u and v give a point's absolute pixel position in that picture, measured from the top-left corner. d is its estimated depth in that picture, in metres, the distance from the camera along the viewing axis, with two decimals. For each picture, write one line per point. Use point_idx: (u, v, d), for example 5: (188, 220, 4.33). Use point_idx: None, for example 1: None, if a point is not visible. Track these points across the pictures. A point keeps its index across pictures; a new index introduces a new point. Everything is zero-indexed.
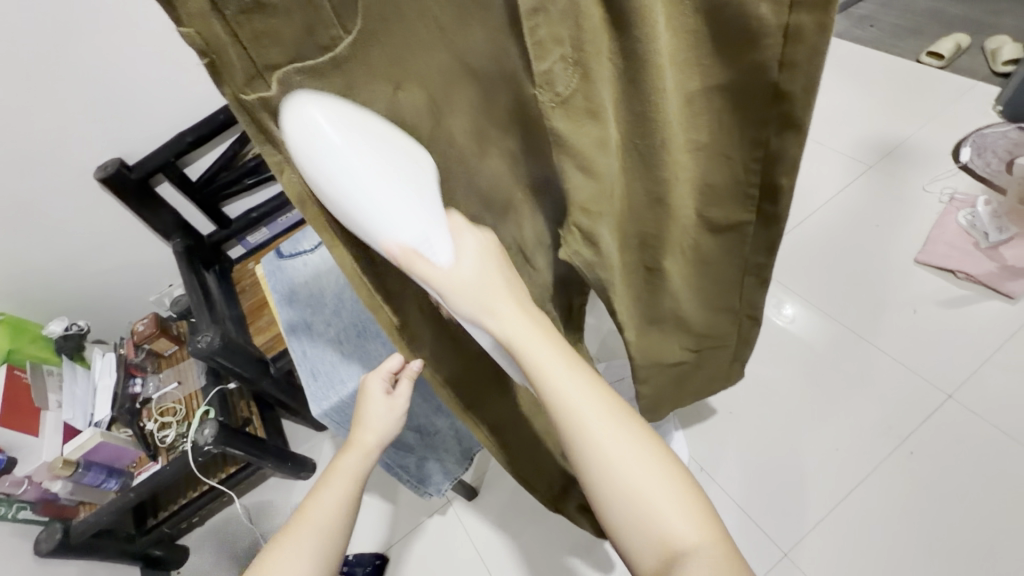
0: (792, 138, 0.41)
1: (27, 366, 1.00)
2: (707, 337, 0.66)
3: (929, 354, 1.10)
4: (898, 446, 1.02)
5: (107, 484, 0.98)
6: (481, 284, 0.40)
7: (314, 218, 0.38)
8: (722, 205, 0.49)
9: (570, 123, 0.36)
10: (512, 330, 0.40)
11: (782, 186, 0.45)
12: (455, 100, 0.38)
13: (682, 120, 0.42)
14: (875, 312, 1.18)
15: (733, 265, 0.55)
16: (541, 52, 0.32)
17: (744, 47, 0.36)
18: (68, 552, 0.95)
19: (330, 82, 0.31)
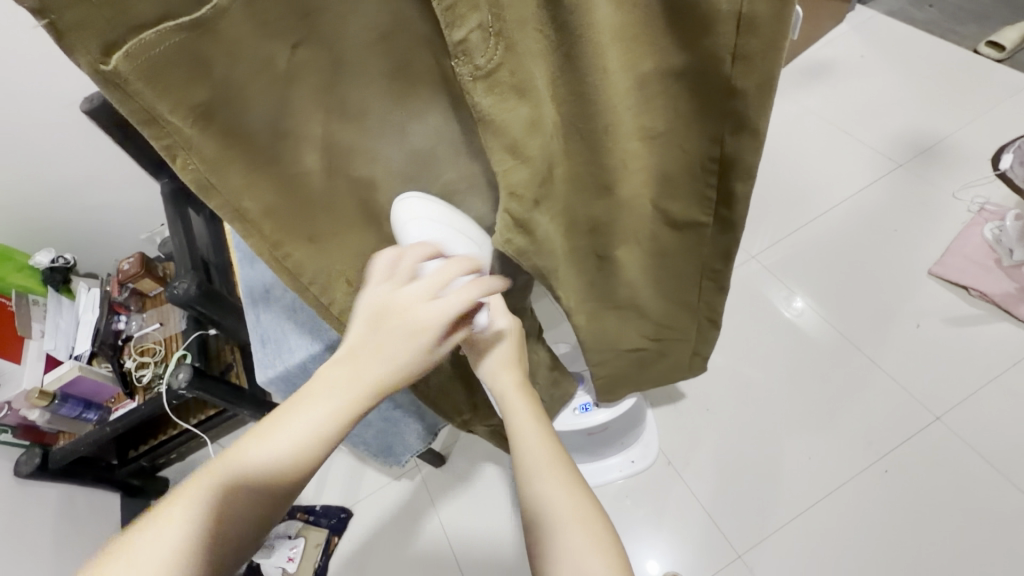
0: (750, 139, 0.38)
1: (13, 295, 1.01)
2: (668, 327, 0.65)
3: (924, 370, 1.05)
4: (874, 463, 0.99)
5: (86, 416, 1.01)
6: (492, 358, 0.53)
7: (222, 205, 0.36)
8: (682, 196, 0.46)
9: (495, 99, 0.34)
10: (510, 393, 0.52)
11: (736, 191, 0.43)
12: (360, 66, 0.35)
13: (632, 103, 0.39)
14: (876, 322, 1.12)
15: (687, 261, 0.53)
16: (454, 18, 0.30)
17: (694, 28, 0.34)
18: (45, 476, 0.98)
19: (217, 34, 0.28)
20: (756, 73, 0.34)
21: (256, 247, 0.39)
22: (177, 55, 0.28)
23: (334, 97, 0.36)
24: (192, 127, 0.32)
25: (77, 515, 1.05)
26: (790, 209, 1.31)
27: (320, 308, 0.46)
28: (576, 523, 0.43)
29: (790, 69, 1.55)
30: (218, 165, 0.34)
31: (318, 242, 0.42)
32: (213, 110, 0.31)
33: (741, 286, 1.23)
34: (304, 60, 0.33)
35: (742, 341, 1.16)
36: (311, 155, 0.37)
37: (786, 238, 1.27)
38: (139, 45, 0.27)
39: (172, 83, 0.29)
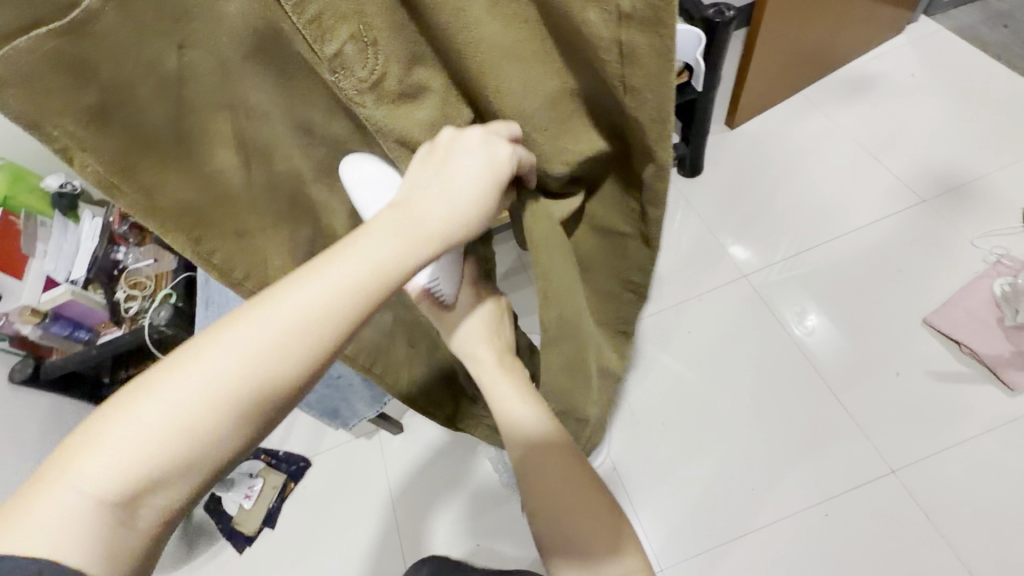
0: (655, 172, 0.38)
1: (22, 214, 1.07)
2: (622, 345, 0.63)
3: (892, 421, 1.02)
4: (816, 504, 0.98)
5: (77, 335, 1.08)
6: (475, 341, 0.51)
7: (130, 198, 0.36)
8: (607, 204, 0.47)
9: (387, 108, 0.37)
10: (504, 386, 0.50)
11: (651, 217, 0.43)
12: (245, 68, 0.36)
13: (540, 118, 0.38)
14: (856, 364, 1.09)
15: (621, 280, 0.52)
16: (320, 31, 0.33)
17: (590, 56, 0.33)
18: (37, 385, 1.08)
19: (97, 36, 0.30)
20: (650, 107, 0.33)
21: (178, 241, 0.40)
22: (52, 62, 0.29)
23: (238, 95, 0.38)
24: (87, 128, 0.33)
25: (63, 426, 1.14)
26: (796, 233, 1.25)
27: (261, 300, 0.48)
28: (561, 478, 0.48)
29: (832, 78, 1.44)
30: (126, 160, 0.35)
31: (245, 236, 0.44)
32: (108, 112, 0.33)
33: (726, 305, 1.20)
34: (194, 59, 0.34)
35: (713, 360, 1.15)
36: (225, 153, 0.39)
37: (786, 263, 1.22)
38: (13, 50, 0.28)
39: (55, 86, 0.30)
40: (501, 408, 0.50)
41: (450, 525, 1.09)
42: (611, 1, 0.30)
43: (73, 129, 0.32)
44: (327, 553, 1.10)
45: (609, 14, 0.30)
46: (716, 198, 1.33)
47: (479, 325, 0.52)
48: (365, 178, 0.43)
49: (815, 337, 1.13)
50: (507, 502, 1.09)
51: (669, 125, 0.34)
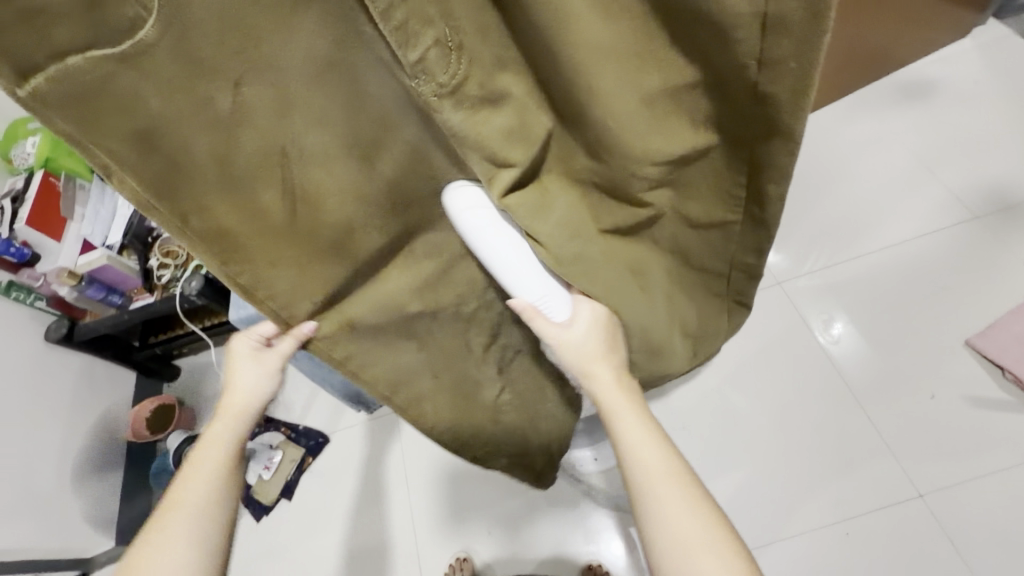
0: (778, 144, 0.42)
1: (62, 176, 1.09)
2: (699, 312, 0.71)
3: (924, 445, 0.99)
4: (836, 523, 0.96)
5: (110, 299, 1.12)
6: (585, 347, 0.57)
7: (173, 219, 0.41)
8: (699, 193, 0.52)
9: (464, 113, 0.41)
10: (610, 390, 0.57)
11: (768, 191, 0.47)
12: (312, 95, 0.42)
13: (638, 113, 0.43)
14: (888, 384, 1.05)
15: (714, 256, 0.60)
16: (405, 38, 0.37)
17: (715, 43, 0.38)
18: (72, 344, 1.11)
19: (136, 69, 0.34)
20: (782, 84, 0.38)
21: (207, 260, 0.44)
22: (100, 82, 0.34)
23: (294, 131, 0.43)
24: (129, 150, 0.38)
25: (95, 387, 1.18)
26: (837, 242, 1.20)
27: (282, 320, 0.52)
28: (669, 479, 0.51)
29: (888, 80, 1.37)
30: (161, 183, 0.40)
31: (276, 264, 0.48)
32: (155, 134, 0.38)
33: (757, 313, 1.17)
34: (247, 95, 0.39)
35: (740, 367, 1.12)
36: (270, 180, 0.44)
37: (823, 273, 1.18)
38: (62, 69, 0.33)
39: (104, 120, 0.36)
40: (611, 410, 0.56)
41: (465, 513, 1.07)
42: None
43: (107, 151, 0.37)
44: (338, 530, 1.11)
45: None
46: None
47: (585, 330, 0.57)
48: (470, 206, 0.53)
49: (841, 347, 1.10)
50: (523, 495, 1.07)
51: (811, 93, 0.37)
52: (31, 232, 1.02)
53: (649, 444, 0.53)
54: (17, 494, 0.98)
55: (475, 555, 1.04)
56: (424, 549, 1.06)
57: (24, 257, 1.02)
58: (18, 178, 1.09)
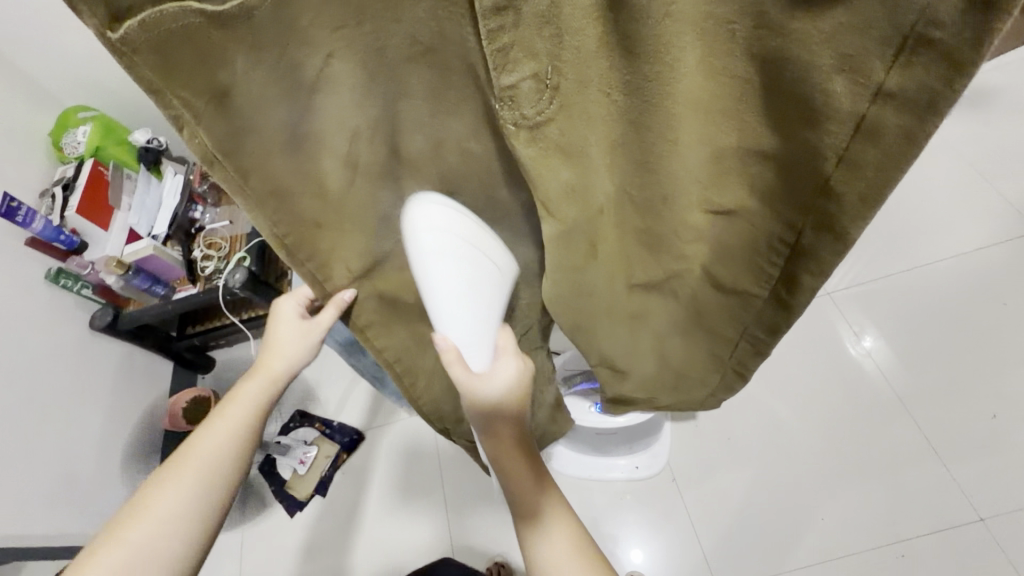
0: (829, 244, 0.32)
1: (110, 165, 1.11)
2: (687, 377, 0.59)
3: (985, 469, 0.95)
4: (891, 544, 0.93)
5: (154, 290, 1.11)
6: (497, 403, 0.43)
7: (228, 176, 0.33)
8: (732, 269, 0.40)
9: (537, 154, 0.30)
10: (507, 446, 0.46)
11: (800, 283, 0.36)
12: (402, 78, 0.32)
13: (700, 164, 0.33)
14: (946, 405, 1.01)
15: (728, 330, 0.47)
16: (505, 63, 0.26)
17: (799, 120, 0.27)
18: (115, 333, 1.11)
19: (243, 31, 0.26)
20: (865, 185, 0.27)
21: (258, 221, 0.37)
22: (192, 38, 0.26)
23: (374, 110, 0.33)
24: (203, 104, 0.29)
25: (133, 375, 1.18)
26: (887, 253, 1.17)
27: (314, 282, 0.43)
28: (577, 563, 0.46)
29: None
30: (235, 141, 0.32)
31: (325, 229, 0.39)
32: (238, 94, 0.29)
33: (802, 322, 1.14)
34: (338, 73, 0.30)
35: (786, 377, 1.09)
36: (337, 164, 0.35)
37: (874, 286, 1.14)
38: (159, 21, 0.25)
39: (183, 66, 0.27)
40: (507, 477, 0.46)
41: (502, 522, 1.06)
42: (871, 78, 0.23)
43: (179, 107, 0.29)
44: (371, 530, 1.10)
45: (862, 84, 0.24)
46: None
47: (499, 386, 0.43)
48: (435, 227, 0.39)
49: (874, 360, 1.07)
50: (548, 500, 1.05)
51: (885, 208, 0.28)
52: (81, 221, 1.03)
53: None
54: (61, 481, 0.98)
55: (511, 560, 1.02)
56: (459, 552, 1.05)
57: (73, 244, 1.04)
58: (68, 167, 1.10)
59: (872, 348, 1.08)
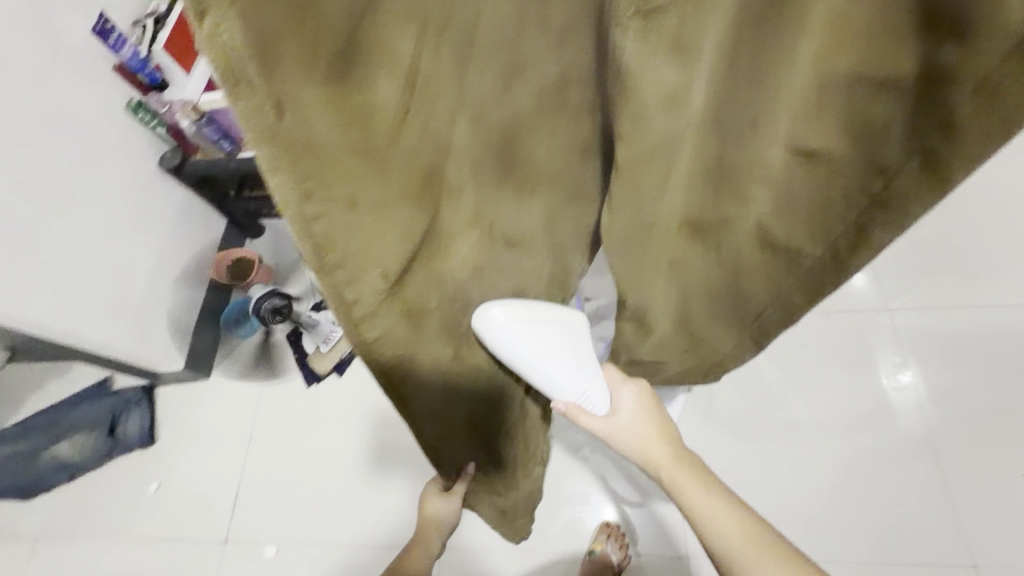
0: (922, 190, 0.33)
1: None
2: (701, 341, 0.61)
3: (997, 520, 0.92)
4: (874, 562, 0.93)
5: (221, 144, 1.13)
6: (633, 429, 0.63)
7: (260, 127, 0.23)
8: (798, 222, 0.40)
9: (641, 48, 0.28)
10: (654, 455, 0.63)
11: (874, 236, 0.37)
12: None
13: (801, 100, 0.32)
14: (972, 448, 0.97)
15: (761, 294, 0.49)
16: None
17: (949, 36, 0.27)
18: (181, 177, 1.17)
19: None
20: (989, 118, 0.28)
21: (278, 189, 0.25)
22: None
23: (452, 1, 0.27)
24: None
25: (189, 220, 1.23)
26: (963, 284, 1.09)
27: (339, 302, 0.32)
28: (711, 499, 0.58)
29: None
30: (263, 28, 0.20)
31: (359, 212, 0.29)
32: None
33: (849, 330, 1.09)
34: None
35: (817, 381, 1.06)
36: (389, 84, 0.26)
37: (933, 318, 1.07)
38: None
39: None
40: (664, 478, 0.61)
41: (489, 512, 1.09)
42: None
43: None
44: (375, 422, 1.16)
45: None
46: None
47: (629, 414, 0.63)
48: (505, 323, 0.47)
49: (908, 395, 1.02)
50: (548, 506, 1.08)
51: (1004, 139, 0.29)
52: (166, 58, 1.05)
53: (726, 524, 0.56)
54: (113, 298, 1.04)
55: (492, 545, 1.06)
56: None
57: (156, 80, 1.07)
58: (161, 2, 1.10)
59: (906, 386, 1.03)
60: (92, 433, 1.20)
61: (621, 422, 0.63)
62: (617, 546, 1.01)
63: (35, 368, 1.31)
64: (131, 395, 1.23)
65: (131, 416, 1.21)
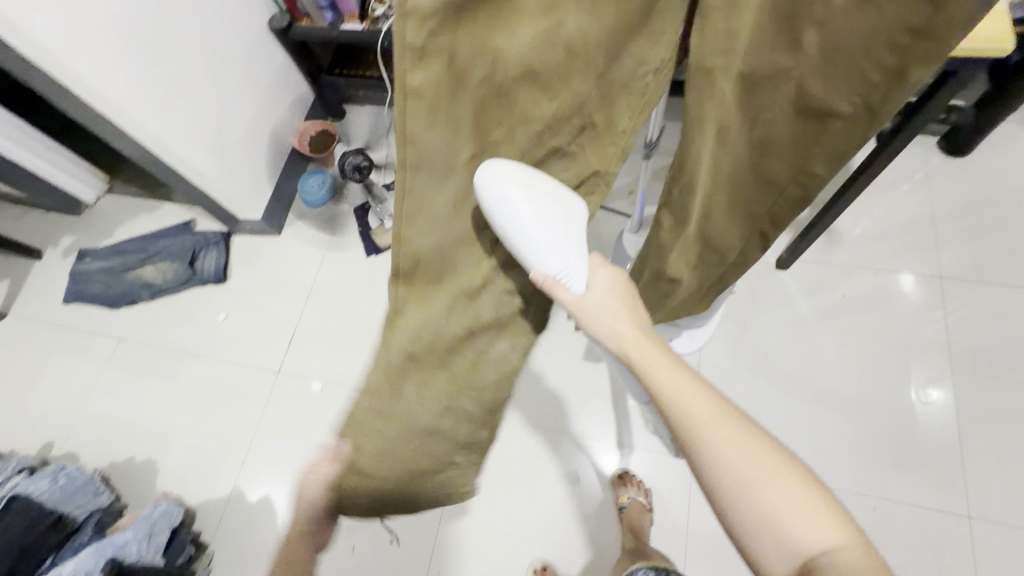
0: (970, 8, 0.35)
1: None
2: (713, 241, 0.68)
3: (997, 482, 0.98)
4: (870, 497, 0.99)
5: (326, 13, 1.19)
6: (606, 303, 0.54)
7: None
8: (836, 76, 0.44)
9: None
10: (629, 344, 0.51)
11: (910, 76, 0.40)
12: None
13: None
14: (990, 419, 1.02)
15: (782, 169, 0.54)
16: None
17: None
18: (284, 40, 1.24)
19: None
20: None
21: None
22: None
23: None
24: None
25: (287, 84, 1.32)
26: (1016, 268, 1.11)
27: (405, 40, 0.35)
28: (702, 400, 0.45)
29: None
30: None
31: None
32: None
33: (890, 292, 1.13)
34: None
35: (849, 333, 1.11)
36: None
37: (978, 297, 1.10)
38: None
39: None
40: (641, 372, 0.49)
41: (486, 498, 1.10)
42: None
43: None
44: None
45: None
46: (948, 192, 1.19)
47: (603, 290, 0.55)
48: (502, 181, 0.45)
49: (931, 414, 1.03)
50: (545, 500, 1.09)
51: None
52: None
53: (725, 440, 0.43)
54: (216, 136, 1.14)
55: (494, 525, 1.08)
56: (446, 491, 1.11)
57: None
58: None
59: (934, 404, 1.03)
60: (174, 262, 1.34)
61: (594, 298, 0.54)
62: (638, 491, 1.04)
63: (129, 201, 1.45)
64: (211, 235, 1.36)
65: (209, 253, 1.34)
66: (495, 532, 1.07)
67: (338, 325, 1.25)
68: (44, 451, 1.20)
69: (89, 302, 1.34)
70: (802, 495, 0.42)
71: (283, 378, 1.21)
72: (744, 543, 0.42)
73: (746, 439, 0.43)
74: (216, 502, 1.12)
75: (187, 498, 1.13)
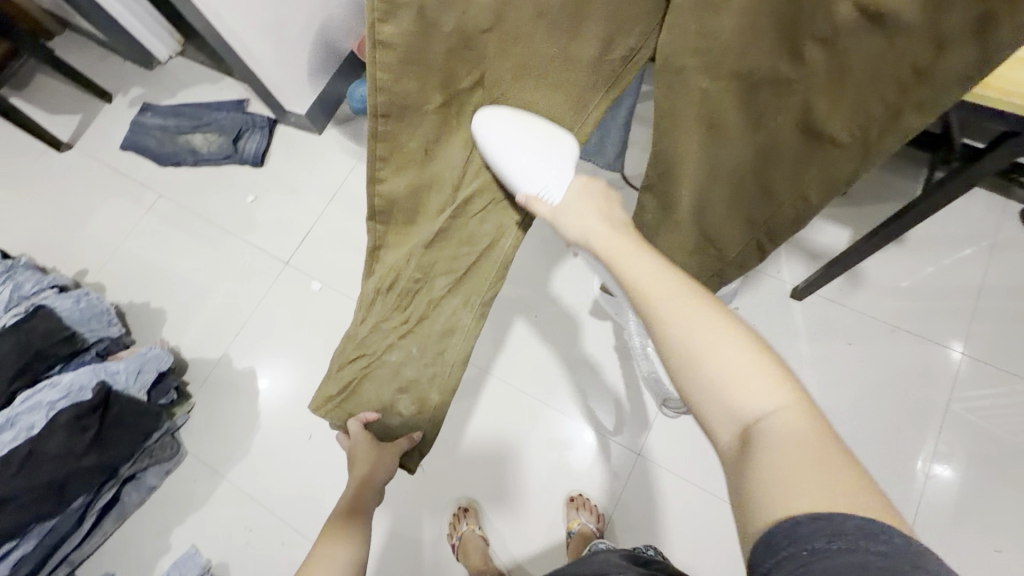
0: (969, 54, 0.42)
1: None
2: (713, 241, 0.66)
3: None
4: None
5: None
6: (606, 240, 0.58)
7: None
8: (837, 102, 0.49)
9: None
10: (635, 262, 0.54)
11: (905, 113, 0.47)
12: None
13: None
14: (965, 509, 0.96)
15: (785, 181, 0.56)
16: None
17: None
18: None
19: None
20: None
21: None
22: None
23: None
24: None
25: None
26: None
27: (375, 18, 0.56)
28: (698, 306, 0.48)
29: None
30: None
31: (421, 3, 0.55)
32: None
33: (904, 352, 1.06)
34: None
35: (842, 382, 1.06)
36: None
37: (1000, 386, 1.01)
38: None
39: None
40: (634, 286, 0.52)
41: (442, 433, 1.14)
42: None
43: None
44: None
45: None
46: (1011, 266, 1.07)
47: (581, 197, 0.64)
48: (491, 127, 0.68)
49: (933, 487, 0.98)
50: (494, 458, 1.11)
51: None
52: None
53: (705, 338, 0.45)
54: (277, 21, 1.14)
55: (441, 460, 1.13)
56: None
57: None
58: None
59: (941, 480, 0.98)
60: (221, 136, 1.41)
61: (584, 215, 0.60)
62: (590, 518, 1.02)
63: (196, 67, 1.51)
64: (258, 119, 1.41)
65: (252, 136, 1.40)
66: (436, 464, 1.13)
67: (351, 235, 1.30)
68: (78, 276, 1.35)
69: (140, 154, 1.44)
70: (791, 407, 0.41)
71: (289, 270, 1.29)
72: (697, 401, 0.44)
73: (734, 340, 0.44)
74: (209, 361, 1.24)
75: (184, 351, 1.26)
